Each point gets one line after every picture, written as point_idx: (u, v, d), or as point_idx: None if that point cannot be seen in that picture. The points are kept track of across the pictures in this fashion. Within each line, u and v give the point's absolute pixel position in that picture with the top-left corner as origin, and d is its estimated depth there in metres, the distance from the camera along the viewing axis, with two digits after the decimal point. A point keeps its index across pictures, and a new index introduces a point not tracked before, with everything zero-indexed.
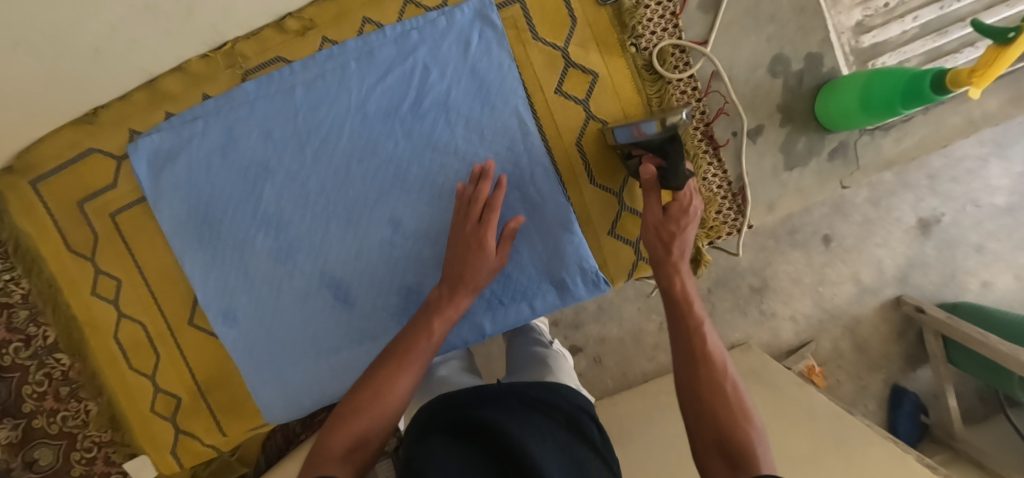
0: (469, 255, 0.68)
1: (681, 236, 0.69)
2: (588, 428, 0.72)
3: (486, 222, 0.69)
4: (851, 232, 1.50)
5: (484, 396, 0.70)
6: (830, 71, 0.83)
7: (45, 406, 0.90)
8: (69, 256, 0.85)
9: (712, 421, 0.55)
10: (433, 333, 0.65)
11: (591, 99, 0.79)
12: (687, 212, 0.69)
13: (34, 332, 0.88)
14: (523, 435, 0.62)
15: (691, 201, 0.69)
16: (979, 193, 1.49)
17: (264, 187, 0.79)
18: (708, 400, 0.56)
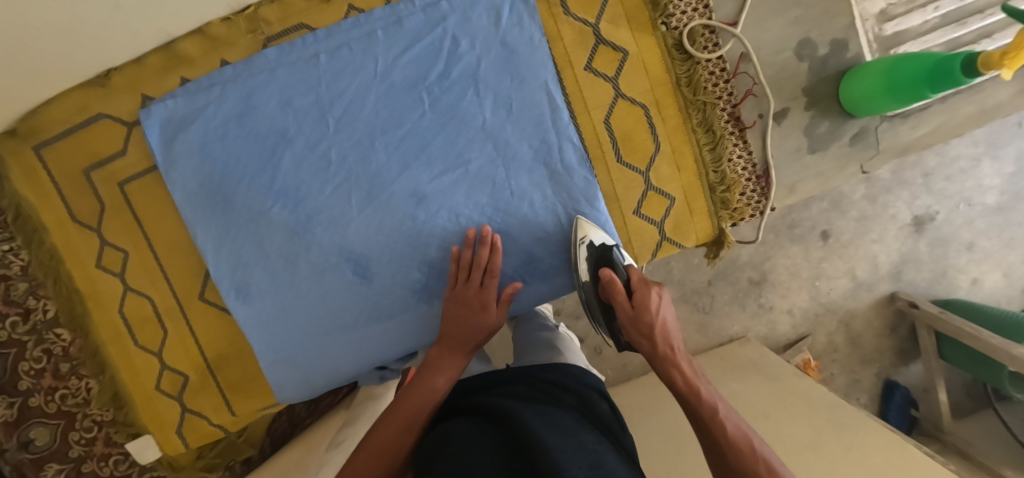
0: (470, 316, 0.75)
1: (663, 331, 0.68)
2: (599, 408, 0.70)
3: (487, 286, 0.75)
4: (848, 229, 1.50)
5: (492, 389, 0.70)
6: (854, 57, 0.83)
7: (42, 384, 0.86)
8: (72, 226, 0.82)
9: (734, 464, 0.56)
10: (437, 391, 0.70)
11: (621, 76, 0.79)
12: (657, 303, 0.69)
13: (33, 305, 0.84)
14: (535, 412, 0.60)
15: (654, 291, 0.69)
16: (972, 193, 1.51)
17: (283, 157, 0.76)
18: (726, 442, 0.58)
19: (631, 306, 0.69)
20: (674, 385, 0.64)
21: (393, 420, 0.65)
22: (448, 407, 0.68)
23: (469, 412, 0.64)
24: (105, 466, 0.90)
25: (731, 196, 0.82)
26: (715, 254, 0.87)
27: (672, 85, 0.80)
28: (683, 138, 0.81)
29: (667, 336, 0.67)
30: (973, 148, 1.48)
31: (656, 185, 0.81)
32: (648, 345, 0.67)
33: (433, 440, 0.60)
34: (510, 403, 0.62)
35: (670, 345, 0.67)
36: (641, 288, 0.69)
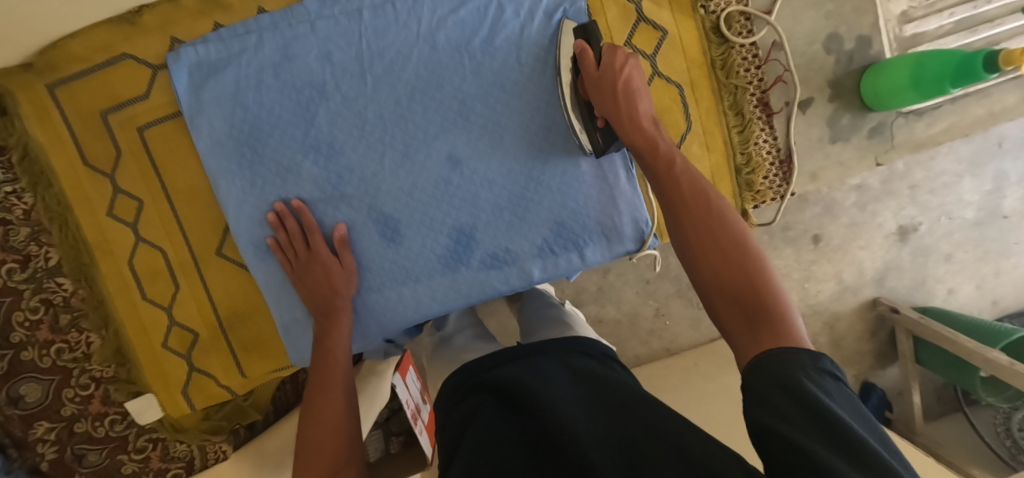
0: (319, 283, 0.75)
1: (627, 90, 0.68)
2: (619, 371, 0.67)
3: (311, 244, 0.75)
4: (838, 234, 1.55)
5: (506, 359, 0.66)
6: (877, 54, 0.85)
7: (38, 336, 0.80)
8: (84, 171, 0.78)
9: (722, 271, 0.53)
10: (336, 354, 0.72)
11: (658, 54, 0.80)
12: (622, 62, 0.69)
13: (35, 252, 0.79)
14: (557, 394, 0.57)
15: (621, 51, 0.68)
16: (953, 207, 1.57)
17: (318, 111, 0.75)
18: (720, 246, 0.55)
19: (597, 68, 0.70)
20: (634, 144, 0.66)
21: (316, 395, 0.67)
22: (465, 384, 0.65)
23: (483, 391, 0.61)
24: (100, 426, 0.85)
25: (756, 178, 0.84)
26: None
27: (706, 68, 0.81)
28: (714, 120, 0.82)
29: (631, 92, 0.68)
30: (956, 164, 1.54)
31: (686, 163, 0.82)
32: (612, 104, 0.68)
33: (455, 427, 0.59)
34: (530, 382, 0.59)
35: (634, 106, 0.67)
36: (609, 51, 0.70)
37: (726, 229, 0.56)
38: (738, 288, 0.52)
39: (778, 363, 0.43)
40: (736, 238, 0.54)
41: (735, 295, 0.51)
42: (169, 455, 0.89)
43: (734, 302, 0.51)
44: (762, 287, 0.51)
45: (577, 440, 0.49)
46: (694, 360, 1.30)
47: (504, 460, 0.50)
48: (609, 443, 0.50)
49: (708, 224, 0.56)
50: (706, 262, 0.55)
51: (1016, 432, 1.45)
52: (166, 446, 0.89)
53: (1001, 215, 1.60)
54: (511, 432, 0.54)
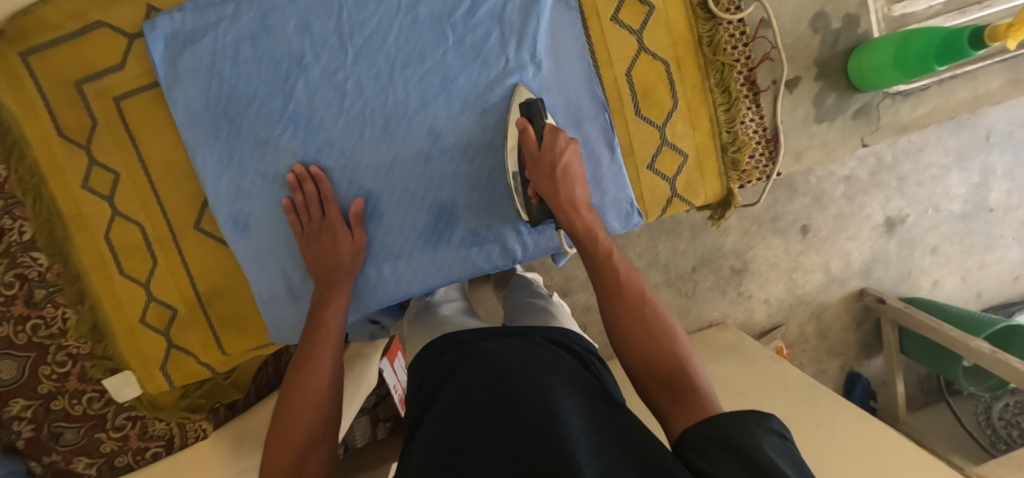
0: (327, 251, 0.74)
1: (565, 174, 0.70)
2: (597, 365, 0.66)
3: (328, 213, 0.75)
4: (826, 225, 1.55)
5: (489, 335, 0.64)
6: (864, 34, 0.86)
7: (13, 312, 0.79)
8: (58, 142, 0.76)
9: (645, 346, 0.56)
10: (330, 325, 0.70)
11: (645, 31, 0.79)
12: (563, 145, 0.70)
13: (9, 225, 0.77)
14: (532, 370, 0.55)
15: (563, 136, 0.70)
16: (940, 199, 1.58)
17: (297, 83, 0.74)
18: (641, 315, 0.59)
19: (539, 147, 0.70)
20: (574, 230, 0.68)
21: (303, 366, 0.65)
22: (440, 354, 0.64)
23: (457, 359, 0.60)
24: (77, 404, 0.85)
25: (741, 158, 0.84)
26: (721, 216, 0.88)
27: (693, 44, 0.81)
28: (700, 98, 0.82)
29: (569, 174, 0.70)
30: (943, 157, 1.55)
31: (671, 141, 0.82)
32: (551, 185, 0.69)
33: (426, 397, 0.58)
34: (505, 357, 0.57)
35: (571, 190, 0.70)
36: (551, 133, 0.71)
37: (653, 316, 0.58)
38: (660, 366, 0.55)
39: (714, 420, 0.46)
40: (662, 322, 0.58)
41: (658, 377, 0.54)
42: (148, 433, 0.89)
43: (661, 385, 0.53)
44: (675, 348, 0.56)
45: (551, 417, 0.47)
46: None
47: (470, 443, 0.48)
48: (587, 428, 0.48)
49: (630, 297, 0.60)
50: (633, 344, 0.57)
51: (996, 421, 1.47)
52: (145, 424, 0.88)
53: (987, 208, 1.61)
54: (484, 403, 0.52)
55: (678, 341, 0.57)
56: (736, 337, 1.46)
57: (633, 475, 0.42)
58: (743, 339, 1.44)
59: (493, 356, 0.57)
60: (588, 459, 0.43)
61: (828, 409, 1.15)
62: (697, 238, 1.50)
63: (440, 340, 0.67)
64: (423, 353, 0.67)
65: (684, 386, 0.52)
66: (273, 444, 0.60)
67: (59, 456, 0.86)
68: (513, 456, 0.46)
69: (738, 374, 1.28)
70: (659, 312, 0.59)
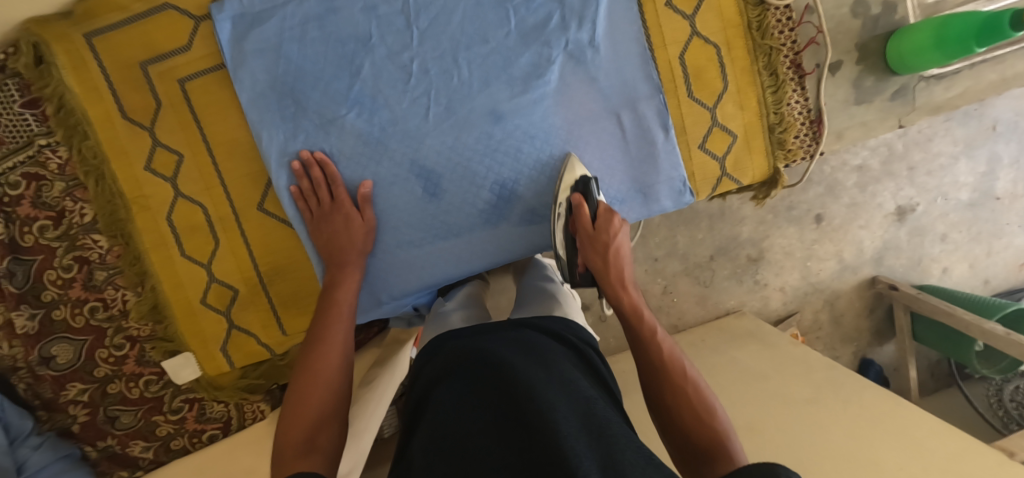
0: (339, 234, 0.76)
1: (617, 253, 0.73)
2: (592, 359, 0.69)
3: (336, 197, 0.76)
4: (839, 214, 1.59)
5: (487, 333, 0.68)
6: (901, 19, 0.90)
7: (71, 294, 0.81)
8: (121, 123, 0.77)
9: (682, 413, 0.56)
10: (342, 304, 0.72)
11: (697, 14, 0.82)
12: (616, 228, 0.73)
13: (70, 207, 0.79)
14: (528, 363, 0.58)
15: (616, 217, 0.74)
16: (948, 188, 1.63)
17: (362, 64, 0.76)
18: (681, 385, 0.58)
19: (595, 227, 0.74)
20: (620, 306, 0.69)
21: (316, 347, 0.66)
22: (442, 349, 0.67)
23: (456, 352, 0.63)
24: (134, 387, 0.85)
25: (787, 138, 0.88)
26: (765, 195, 0.92)
27: (742, 28, 0.84)
28: (748, 80, 0.85)
29: (621, 259, 0.72)
30: (951, 146, 1.60)
31: (721, 121, 0.85)
32: (602, 261, 0.72)
33: (427, 385, 0.62)
34: (502, 351, 0.61)
35: (619, 268, 0.72)
36: (605, 214, 0.74)
37: (695, 393, 0.57)
38: (696, 439, 0.54)
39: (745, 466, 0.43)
40: (706, 401, 0.57)
41: (691, 449, 0.54)
42: (205, 414, 0.89)
43: (695, 456, 0.53)
44: (712, 420, 0.55)
45: (547, 401, 0.50)
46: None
47: (465, 424, 0.51)
48: (580, 415, 0.51)
49: (665, 361, 0.61)
50: (669, 415, 0.57)
51: (1008, 403, 1.51)
52: (202, 406, 0.88)
53: (994, 197, 1.66)
54: (479, 390, 0.55)
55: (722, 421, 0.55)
56: (755, 324, 1.48)
57: (630, 455, 0.46)
58: (762, 326, 1.46)
59: (488, 351, 0.61)
60: (578, 436, 0.47)
61: (852, 389, 1.12)
62: (715, 227, 1.53)
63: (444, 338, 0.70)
64: (433, 346, 0.70)
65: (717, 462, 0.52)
66: (287, 422, 0.59)
67: (114, 439, 0.86)
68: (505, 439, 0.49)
69: (761, 359, 1.27)
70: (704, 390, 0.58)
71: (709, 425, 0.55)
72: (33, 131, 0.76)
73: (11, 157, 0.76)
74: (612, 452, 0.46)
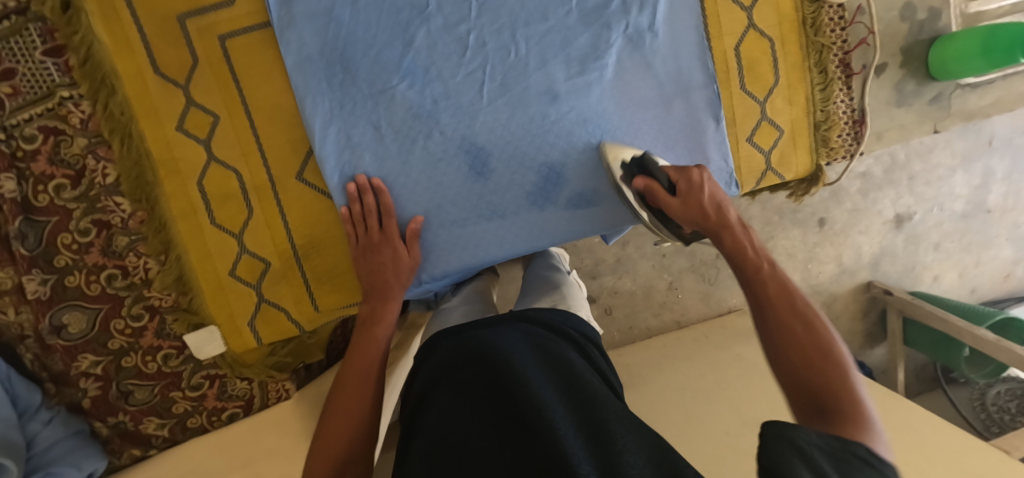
0: (383, 267, 0.74)
1: (716, 204, 0.68)
2: (591, 353, 0.68)
3: (387, 228, 0.74)
4: (840, 218, 1.59)
5: (484, 326, 0.66)
6: (944, 26, 0.91)
7: (87, 260, 0.76)
8: (153, 79, 0.72)
9: (800, 353, 0.53)
10: (380, 342, 0.70)
11: (755, 7, 0.82)
12: (702, 181, 0.69)
13: (92, 166, 0.74)
14: (527, 361, 0.56)
15: (694, 173, 0.69)
16: (945, 199, 1.63)
17: (417, 33, 0.73)
18: (800, 325, 0.54)
19: (681, 203, 0.68)
20: (725, 246, 0.65)
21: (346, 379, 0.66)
22: (440, 344, 0.65)
23: (455, 350, 0.61)
24: (151, 361, 0.81)
25: (831, 136, 0.89)
26: (803, 193, 0.92)
27: (797, 24, 0.84)
28: (799, 76, 0.86)
29: (724, 211, 0.67)
30: (948, 159, 1.60)
31: (770, 116, 0.86)
32: (700, 219, 0.67)
33: (425, 384, 0.60)
34: (501, 347, 0.59)
35: (724, 213, 0.67)
36: (681, 174, 0.71)
37: (821, 343, 0.52)
38: (816, 388, 0.50)
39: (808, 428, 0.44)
40: (831, 351, 0.52)
41: (809, 395, 0.50)
42: (226, 392, 0.85)
43: (810, 400, 0.49)
44: (836, 370, 0.50)
45: (549, 415, 0.49)
46: (705, 332, 1.33)
47: (464, 430, 0.50)
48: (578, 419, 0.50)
49: (784, 298, 0.57)
50: (789, 357, 0.53)
51: (990, 406, 1.54)
52: (224, 383, 0.84)
53: (986, 209, 1.66)
54: (477, 392, 0.54)
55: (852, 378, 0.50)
56: None
57: (633, 456, 0.46)
58: None
59: (488, 348, 0.59)
60: (578, 441, 0.47)
61: None
62: None
63: (443, 334, 0.68)
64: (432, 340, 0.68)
65: (840, 412, 0.47)
66: (313, 455, 0.61)
67: (126, 416, 0.81)
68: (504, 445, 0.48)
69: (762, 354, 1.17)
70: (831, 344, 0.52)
71: (836, 379, 0.49)
72: (55, 82, 0.71)
73: (30, 109, 0.71)
74: (615, 451, 0.46)
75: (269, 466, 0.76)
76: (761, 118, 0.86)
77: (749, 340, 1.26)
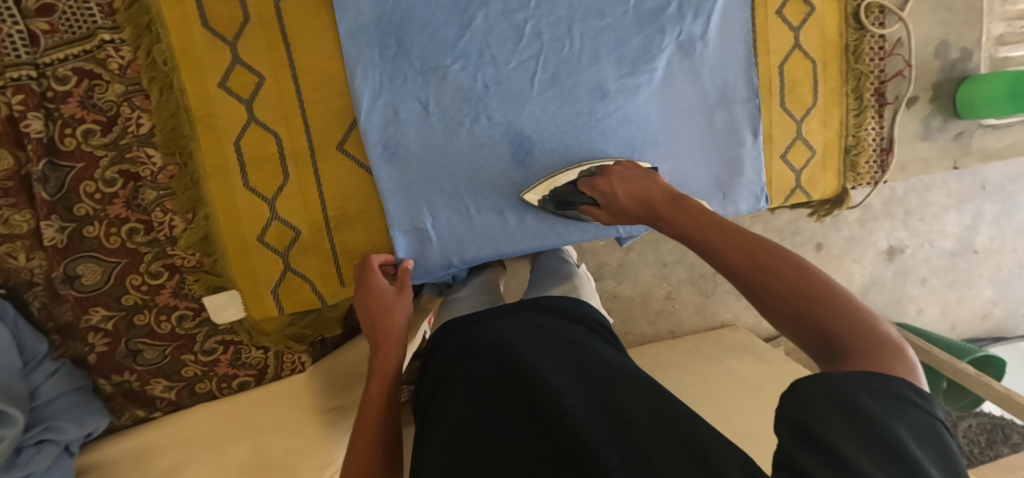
0: (377, 298, 0.70)
1: (643, 193, 0.66)
2: (607, 334, 0.64)
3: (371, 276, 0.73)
4: (838, 244, 1.43)
5: (492, 315, 0.64)
6: (974, 68, 0.94)
7: (109, 212, 0.73)
8: (200, 32, 0.70)
9: (777, 293, 0.44)
10: (393, 331, 0.67)
11: (803, 28, 0.84)
12: (614, 189, 0.69)
13: (127, 114, 0.72)
14: (540, 351, 0.54)
15: (604, 187, 0.70)
16: (935, 236, 1.46)
17: (475, 16, 0.73)
18: (767, 261, 0.45)
19: (609, 215, 0.71)
20: (686, 208, 0.59)
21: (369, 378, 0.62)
22: (450, 336, 0.63)
23: (465, 342, 0.59)
24: (165, 321, 0.79)
25: (859, 161, 0.90)
26: (825, 214, 0.94)
27: (839, 49, 0.86)
28: (836, 100, 0.88)
29: (650, 201, 0.64)
30: (943, 197, 1.44)
31: (805, 135, 0.88)
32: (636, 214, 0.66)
33: (435, 378, 0.58)
34: (512, 338, 0.57)
35: (661, 195, 0.64)
36: (594, 192, 0.71)
37: (805, 279, 0.43)
38: (833, 336, 0.39)
39: (840, 372, 0.35)
40: (811, 275, 0.43)
41: (825, 347, 0.40)
42: (240, 360, 0.83)
43: (820, 341, 0.40)
44: (830, 298, 0.41)
45: (566, 409, 0.46)
46: (697, 343, 1.35)
47: (478, 424, 0.48)
48: (597, 401, 0.48)
49: (745, 238, 0.49)
50: (778, 307, 0.44)
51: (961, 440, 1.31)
52: (238, 350, 0.83)
53: (971, 250, 1.48)
54: (489, 382, 0.52)
55: (866, 310, 0.40)
56: (749, 338, 1.36)
57: (655, 433, 0.43)
58: (757, 341, 1.33)
59: (495, 340, 0.57)
60: (600, 425, 0.45)
61: None
62: None
63: (450, 328, 0.66)
64: (441, 332, 0.66)
65: (860, 347, 0.38)
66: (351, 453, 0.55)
67: (132, 375, 0.79)
68: (522, 435, 0.46)
69: (754, 370, 1.18)
70: (827, 276, 0.42)
71: (861, 321, 0.39)
72: (98, 24, 0.69)
73: (66, 49, 0.69)
74: (638, 431, 0.43)
75: (275, 439, 0.75)
76: (795, 138, 0.88)
77: (742, 354, 1.27)
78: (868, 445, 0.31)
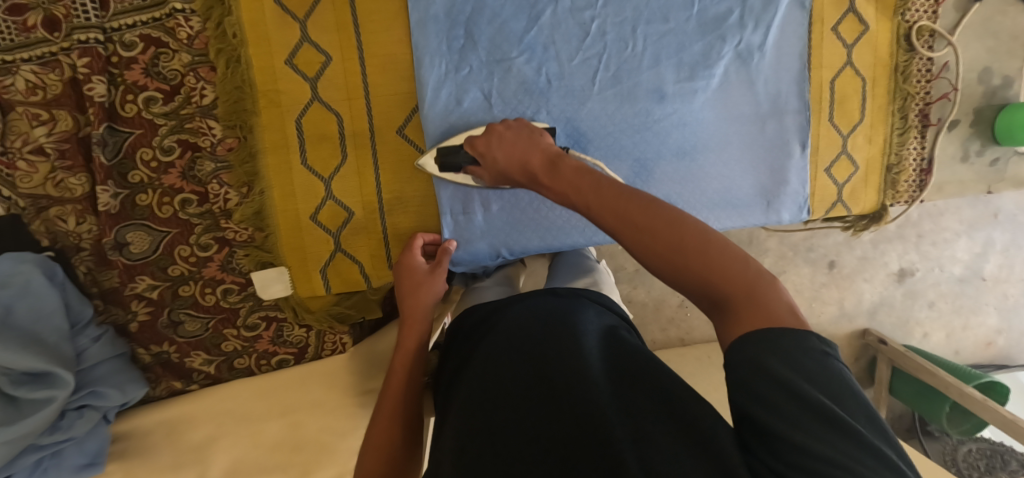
0: (411, 280, 0.71)
1: (522, 152, 0.65)
2: (629, 327, 0.62)
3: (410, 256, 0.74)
4: (850, 263, 1.36)
5: (512, 301, 0.62)
6: (1015, 95, 0.95)
7: (164, 181, 0.73)
8: (272, 8, 0.70)
9: (660, 256, 0.46)
10: (420, 315, 0.67)
11: (856, 46, 0.86)
12: (490, 149, 0.67)
13: (191, 84, 0.72)
14: (560, 332, 0.52)
15: (483, 146, 0.68)
16: (944, 261, 1.39)
17: (544, 12, 0.74)
18: (642, 224, 0.48)
19: (490, 175, 0.70)
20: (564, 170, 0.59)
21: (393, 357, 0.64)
22: (471, 325, 0.62)
23: (485, 331, 0.57)
24: (209, 294, 0.79)
25: (899, 179, 0.91)
26: (862, 229, 0.95)
27: (889, 69, 0.87)
28: (882, 117, 0.89)
29: (531, 167, 0.63)
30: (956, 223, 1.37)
31: (849, 151, 0.89)
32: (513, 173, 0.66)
33: (455, 369, 0.56)
34: (530, 322, 0.55)
35: (540, 154, 0.63)
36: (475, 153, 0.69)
37: (679, 232, 0.46)
38: (716, 290, 0.44)
39: (753, 339, 0.40)
40: (682, 230, 0.46)
41: (709, 297, 0.45)
42: (281, 338, 0.83)
43: (707, 299, 0.45)
44: (701, 250, 0.45)
45: (589, 392, 0.43)
46: (708, 353, 1.34)
47: (494, 403, 0.45)
48: (618, 389, 0.45)
49: (622, 198, 0.50)
50: (663, 266, 0.47)
51: (961, 463, 1.33)
52: (280, 327, 0.83)
53: (980, 276, 1.41)
54: (507, 362, 0.49)
55: (734, 249, 0.45)
56: None
57: (653, 424, 0.41)
58: None
59: (516, 325, 0.55)
60: (620, 412, 0.42)
61: None
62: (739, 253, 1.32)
63: (469, 318, 0.64)
64: (460, 320, 0.66)
65: (740, 295, 0.43)
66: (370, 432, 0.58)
67: (172, 346, 0.79)
68: (536, 412, 0.43)
69: None
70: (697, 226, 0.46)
71: (731, 262, 0.44)
72: None
73: (136, 15, 0.69)
74: (637, 418, 0.41)
75: (311, 418, 0.75)
76: (841, 152, 0.89)
77: None
78: (816, 426, 0.34)
